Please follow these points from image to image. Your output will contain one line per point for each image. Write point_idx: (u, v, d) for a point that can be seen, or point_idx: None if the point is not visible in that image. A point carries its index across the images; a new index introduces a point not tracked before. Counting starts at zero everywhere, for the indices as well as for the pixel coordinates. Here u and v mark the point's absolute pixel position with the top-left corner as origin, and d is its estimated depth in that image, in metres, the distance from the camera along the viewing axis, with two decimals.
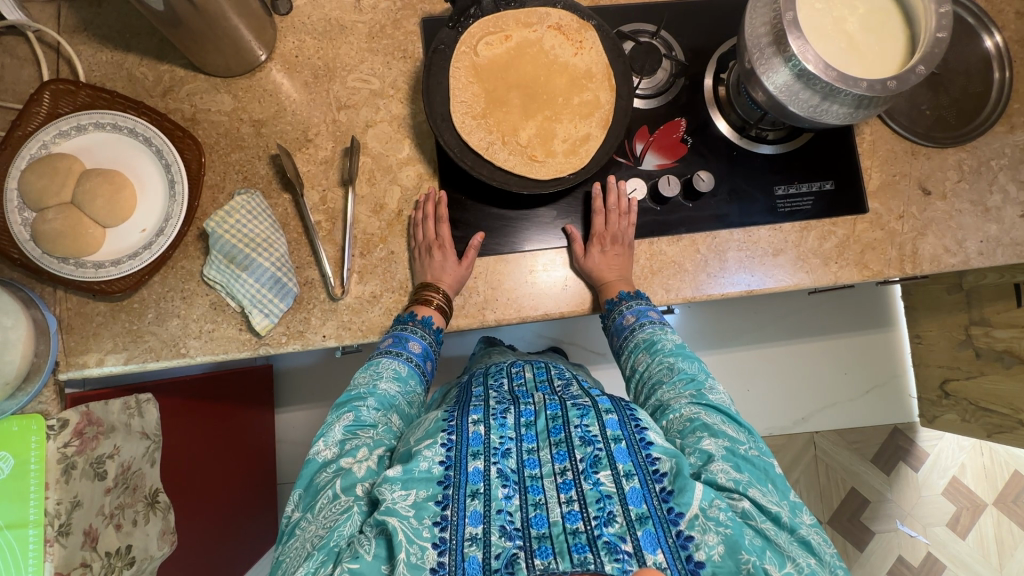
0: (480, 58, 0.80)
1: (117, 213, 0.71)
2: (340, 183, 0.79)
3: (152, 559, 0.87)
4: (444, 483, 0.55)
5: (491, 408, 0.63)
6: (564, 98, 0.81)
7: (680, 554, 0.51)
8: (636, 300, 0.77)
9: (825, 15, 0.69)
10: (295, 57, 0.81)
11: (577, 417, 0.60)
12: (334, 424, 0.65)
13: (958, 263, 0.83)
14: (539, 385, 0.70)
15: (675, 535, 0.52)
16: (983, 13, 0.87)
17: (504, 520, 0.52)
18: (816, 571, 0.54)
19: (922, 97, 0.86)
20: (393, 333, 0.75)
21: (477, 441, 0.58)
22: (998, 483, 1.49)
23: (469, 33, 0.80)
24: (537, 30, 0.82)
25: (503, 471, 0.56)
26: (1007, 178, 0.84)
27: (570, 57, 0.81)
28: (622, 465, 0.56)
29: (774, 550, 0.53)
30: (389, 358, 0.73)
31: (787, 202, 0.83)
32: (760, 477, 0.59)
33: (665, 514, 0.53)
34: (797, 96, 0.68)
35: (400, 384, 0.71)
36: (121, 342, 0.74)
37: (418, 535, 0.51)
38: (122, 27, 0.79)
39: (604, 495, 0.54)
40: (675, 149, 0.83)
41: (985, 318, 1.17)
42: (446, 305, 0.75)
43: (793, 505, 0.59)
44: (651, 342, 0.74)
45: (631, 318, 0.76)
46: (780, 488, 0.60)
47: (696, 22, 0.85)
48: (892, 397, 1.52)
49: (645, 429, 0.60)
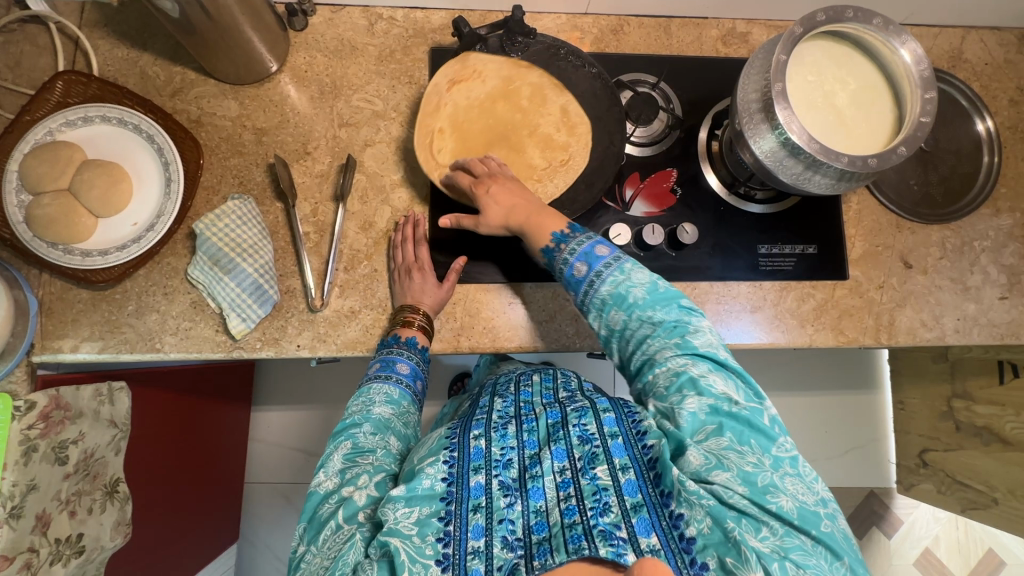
0: (462, 98, 0.83)
1: (111, 205, 0.73)
2: (333, 198, 0.81)
3: (102, 550, 0.86)
4: (447, 499, 0.56)
5: (493, 421, 0.65)
6: (551, 138, 0.84)
7: (673, 534, 0.53)
8: (576, 240, 0.70)
9: (817, 87, 0.71)
10: (304, 71, 0.84)
11: (576, 418, 0.63)
12: (333, 454, 0.65)
13: (933, 338, 0.83)
14: (544, 391, 0.72)
15: (668, 516, 0.54)
16: (976, 97, 0.89)
17: (506, 530, 0.54)
18: (790, 530, 0.53)
19: (910, 172, 0.88)
20: (380, 356, 0.75)
21: (479, 456, 0.60)
22: (971, 559, 1.48)
23: (450, 76, 0.81)
24: (521, 65, 0.84)
25: (505, 482, 0.57)
26: (989, 260, 0.86)
27: (551, 91, 0.84)
28: (618, 459, 0.58)
29: (750, 516, 0.53)
30: (380, 383, 0.73)
31: (768, 261, 0.85)
32: (745, 434, 0.57)
33: (658, 498, 0.55)
34: (782, 163, 0.69)
35: (393, 407, 0.71)
36: (98, 331, 0.75)
37: (421, 553, 0.52)
38: (141, 27, 0.82)
39: (600, 488, 0.56)
40: (663, 199, 0.84)
41: (967, 392, 1.17)
42: (427, 323, 0.76)
43: (776, 458, 0.57)
44: (619, 296, 0.67)
45: (582, 266, 0.69)
46: (763, 442, 0.57)
47: (695, 77, 0.87)
48: (871, 460, 1.50)
49: (641, 423, 0.62)
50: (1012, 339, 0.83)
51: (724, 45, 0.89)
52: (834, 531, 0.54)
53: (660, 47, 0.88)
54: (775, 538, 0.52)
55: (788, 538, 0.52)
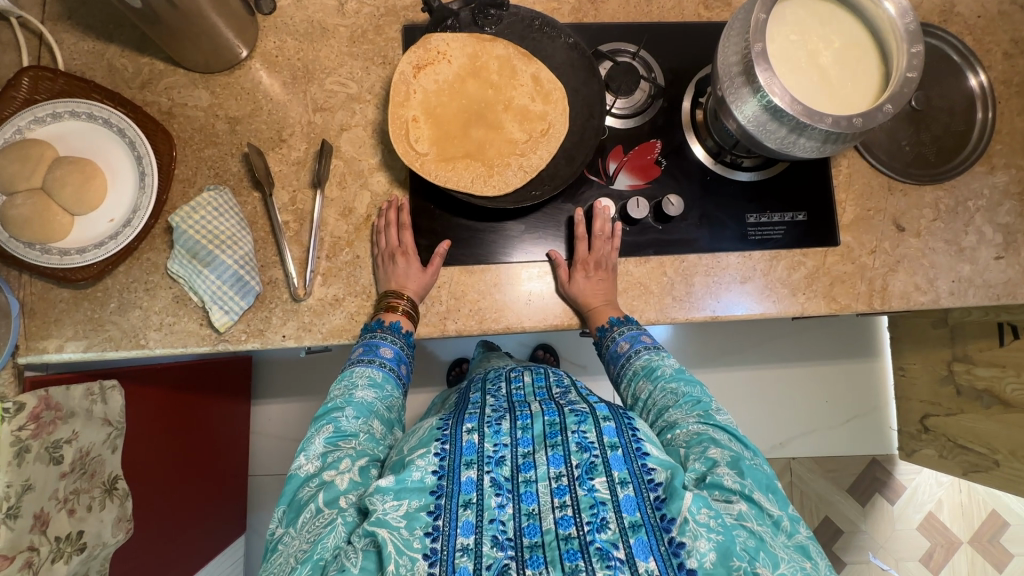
0: (430, 81, 0.81)
1: (86, 202, 0.71)
2: (311, 185, 0.79)
3: (104, 546, 0.87)
4: (437, 493, 0.55)
5: (486, 416, 0.65)
6: (527, 109, 0.81)
7: (671, 561, 0.52)
8: (628, 326, 0.77)
9: (799, 46, 0.69)
10: (275, 56, 0.82)
11: (575, 423, 0.62)
12: (314, 437, 0.64)
13: (928, 302, 0.82)
14: (537, 390, 0.72)
15: (667, 542, 0.53)
16: (968, 52, 0.86)
17: (497, 530, 0.54)
18: (809, 574, 0.54)
19: (902, 132, 0.85)
20: (363, 342, 0.74)
21: (471, 451, 0.59)
22: (974, 521, 1.49)
23: (414, 62, 0.79)
24: (485, 40, 0.82)
25: (497, 480, 0.57)
26: (984, 219, 0.84)
27: (521, 61, 0.81)
28: (617, 472, 0.57)
29: (767, 551, 0.54)
30: (363, 366, 0.72)
31: (757, 231, 0.83)
32: (767, 487, 0.60)
33: (658, 522, 0.54)
34: (764, 127, 0.67)
35: (377, 390, 0.71)
36: (81, 330, 0.75)
37: (409, 545, 0.52)
38: (106, 19, 0.80)
39: (597, 501, 0.55)
40: (648, 171, 0.83)
41: (968, 355, 1.16)
42: (412, 309, 0.75)
43: (794, 516, 0.59)
44: (649, 369, 0.74)
45: (625, 346, 0.76)
46: (781, 498, 0.60)
47: (676, 44, 0.85)
48: (873, 428, 1.50)
49: (642, 440, 0.61)
50: (1009, 300, 0.82)
51: (706, 9, 0.86)
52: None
53: (640, 14, 0.86)
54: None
55: None
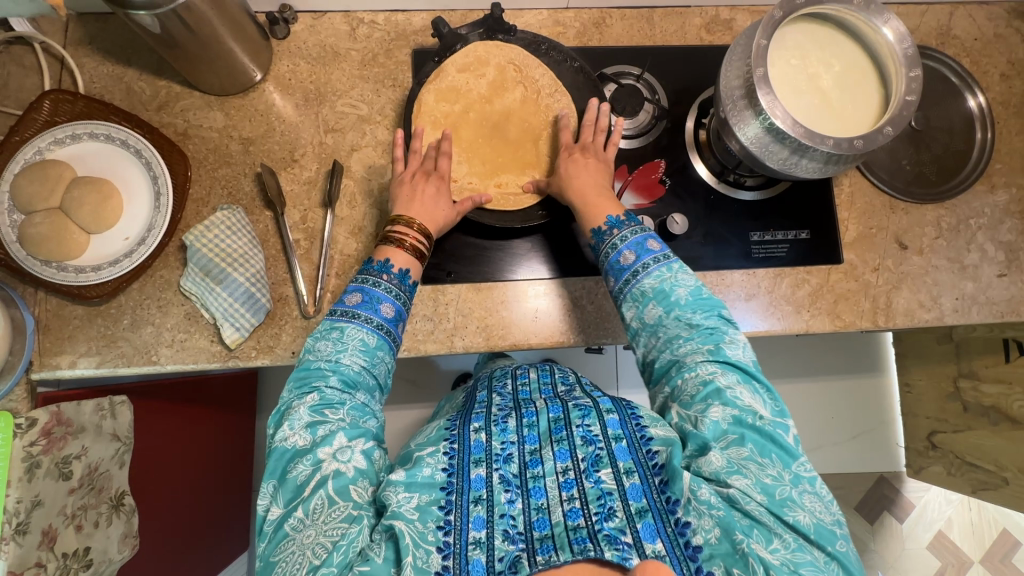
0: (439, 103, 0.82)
1: (102, 220, 0.73)
2: (321, 204, 0.81)
3: (110, 562, 0.88)
4: (447, 489, 0.56)
5: (493, 415, 0.65)
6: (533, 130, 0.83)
7: (679, 541, 0.53)
8: (628, 229, 0.72)
9: (800, 71, 0.71)
10: (288, 79, 0.84)
11: (579, 417, 0.62)
12: (298, 407, 0.62)
13: (932, 319, 0.82)
14: (543, 387, 0.73)
15: (674, 523, 0.54)
16: (966, 74, 0.88)
17: (507, 524, 0.53)
18: (803, 546, 0.53)
19: (902, 152, 0.87)
20: (359, 287, 0.69)
21: (479, 449, 0.60)
22: (986, 541, 1.50)
23: (423, 86, 0.81)
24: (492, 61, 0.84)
25: (505, 476, 0.57)
26: (986, 237, 0.85)
27: (527, 83, 0.83)
28: (622, 463, 0.57)
29: (762, 529, 0.53)
30: (356, 326, 0.67)
31: (761, 248, 0.84)
32: (767, 447, 0.57)
33: (664, 505, 0.54)
34: (767, 148, 0.69)
35: (367, 357, 0.66)
36: (94, 346, 0.76)
37: (423, 538, 0.52)
38: (125, 43, 0.83)
39: (604, 492, 0.55)
40: (653, 190, 0.84)
41: (973, 371, 1.16)
42: (421, 244, 0.73)
43: (796, 476, 0.57)
44: (662, 292, 0.68)
45: (630, 257, 0.70)
46: (785, 457, 0.57)
47: (679, 67, 0.87)
48: (880, 443, 1.49)
49: (645, 427, 0.61)
50: (1013, 317, 0.82)
51: (708, 33, 0.88)
52: (848, 552, 0.54)
53: (643, 38, 0.88)
54: (787, 554, 0.52)
55: (799, 553, 0.52)
